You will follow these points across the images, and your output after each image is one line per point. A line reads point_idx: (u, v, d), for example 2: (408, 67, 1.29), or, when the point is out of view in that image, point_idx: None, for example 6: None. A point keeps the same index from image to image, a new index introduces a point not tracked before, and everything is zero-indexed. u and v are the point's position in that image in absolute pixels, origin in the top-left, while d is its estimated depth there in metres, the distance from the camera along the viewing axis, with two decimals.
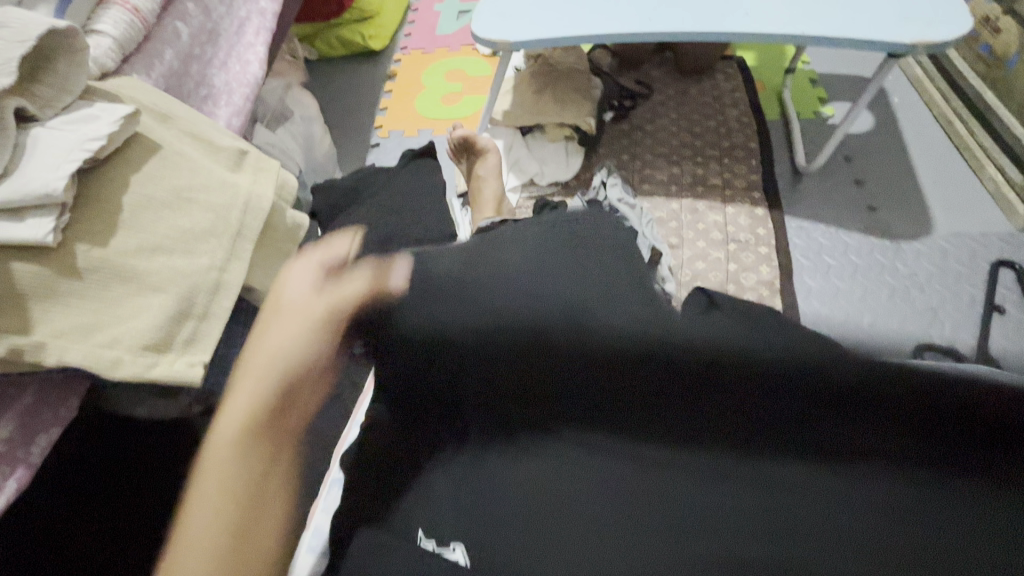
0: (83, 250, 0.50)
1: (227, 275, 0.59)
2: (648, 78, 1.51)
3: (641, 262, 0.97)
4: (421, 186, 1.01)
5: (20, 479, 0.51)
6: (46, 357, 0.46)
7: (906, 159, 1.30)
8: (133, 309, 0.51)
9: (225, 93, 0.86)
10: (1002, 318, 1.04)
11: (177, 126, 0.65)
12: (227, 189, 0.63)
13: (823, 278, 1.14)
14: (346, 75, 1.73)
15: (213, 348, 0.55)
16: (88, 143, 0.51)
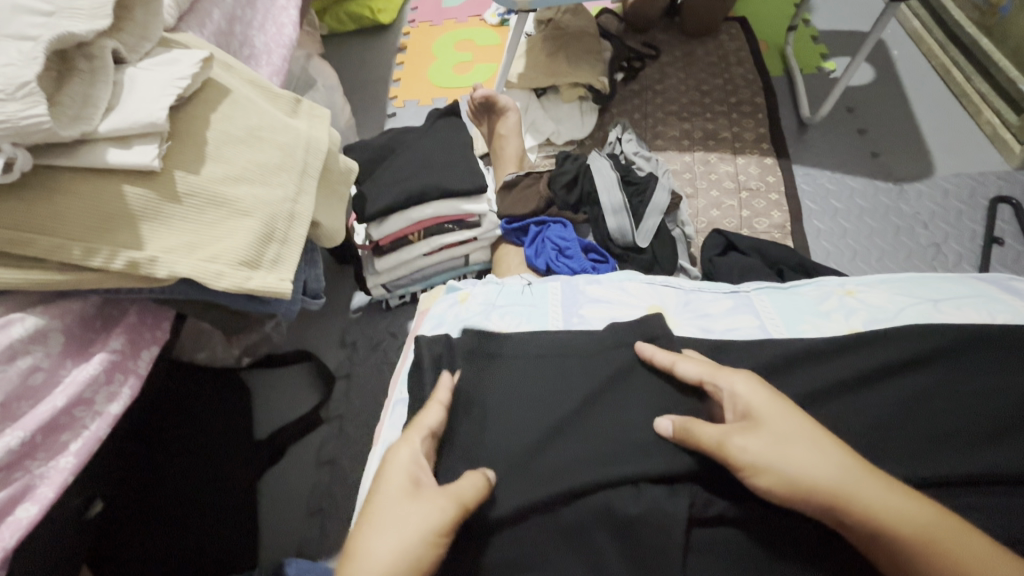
0: (179, 177, 0.55)
1: (299, 206, 0.64)
2: (655, 41, 1.56)
3: (662, 205, 1.03)
4: (450, 141, 1.06)
5: (133, 386, 0.57)
6: (159, 269, 0.52)
7: (907, 108, 1.35)
8: (227, 231, 0.57)
9: (267, 54, 0.90)
10: (1002, 249, 1.11)
11: (238, 74, 0.70)
12: (290, 131, 0.68)
13: (832, 221, 1.20)
14: (358, 50, 1.76)
15: (295, 269, 0.60)
16: (177, 81, 0.56)
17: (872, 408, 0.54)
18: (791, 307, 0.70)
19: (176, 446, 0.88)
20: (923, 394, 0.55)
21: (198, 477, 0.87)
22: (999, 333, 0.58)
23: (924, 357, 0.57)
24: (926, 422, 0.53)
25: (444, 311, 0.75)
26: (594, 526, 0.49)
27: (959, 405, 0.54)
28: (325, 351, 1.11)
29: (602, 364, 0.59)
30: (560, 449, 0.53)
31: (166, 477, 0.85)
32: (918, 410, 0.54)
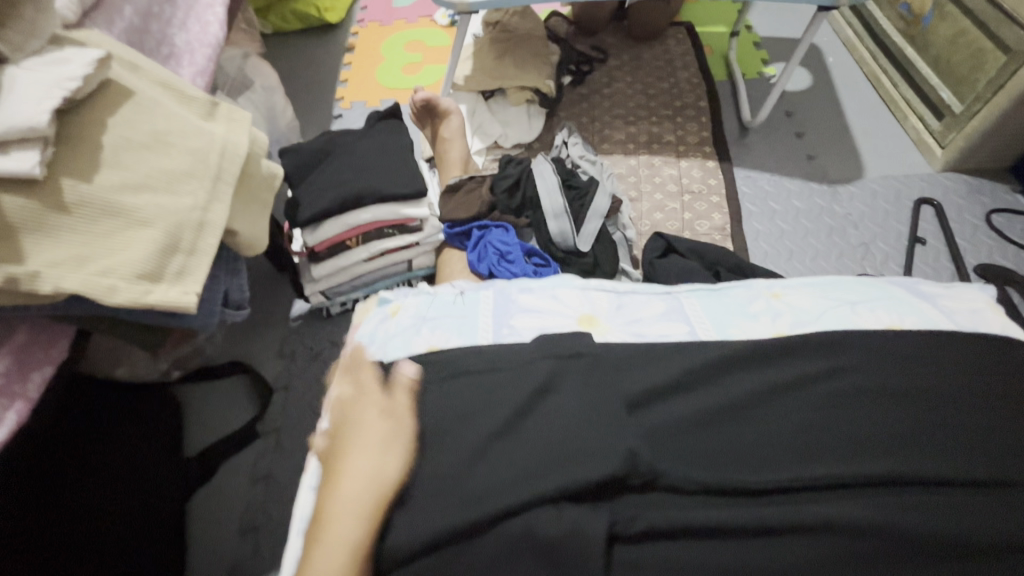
0: (68, 186, 0.52)
1: (211, 215, 0.61)
2: (603, 44, 1.57)
3: (602, 209, 1.04)
4: (389, 144, 1.04)
5: (21, 412, 0.53)
6: (43, 284, 0.49)
7: (840, 113, 1.41)
8: (124, 243, 0.53)
9: (188, 53, 0.86)
10: (924, 248, 1.16)
11: (146, 75, 0.66)
12: (202, 135, 0.64)
13: (770, 223, 1.23)
14: (304, 49, 1.71)
15: (203, 282, 0.57)
16: (65, 83, 0.53)
17: (799, 413, 0.53)
18: (721, 310, 0.71)
19: (90, 462, 0.81)
20: (854, 395, 0.54)
21: (115, 493, 0.80)
22: (921, 338, 0.59)
23: (846, 359, 0.57)
24: (852, 423, 0.52)
25: (375, 327, 0.73)
26: (516, 552, 0.46)
27: (885, 405, 0.53)
28: (262, 361, 1.07)
29: (527, 377, 0.56)
30: (488, 467, 0.50)
31: (80, 486, 0.79)
32: (844, 411, 0.53)
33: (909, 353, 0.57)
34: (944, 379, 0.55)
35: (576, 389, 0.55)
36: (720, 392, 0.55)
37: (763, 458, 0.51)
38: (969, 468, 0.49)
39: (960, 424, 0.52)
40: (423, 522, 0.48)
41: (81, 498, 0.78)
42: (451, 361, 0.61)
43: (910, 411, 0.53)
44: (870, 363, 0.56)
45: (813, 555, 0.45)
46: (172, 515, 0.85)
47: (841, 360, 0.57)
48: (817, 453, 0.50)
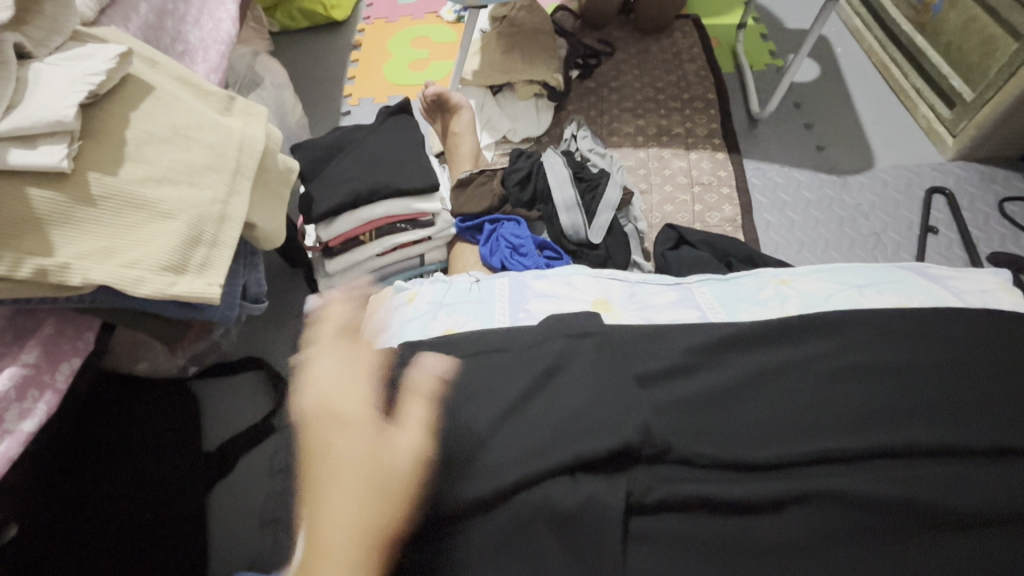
0: (94, 179, 0.53)
1: (231, 208, 0.61)
2: (610, 38, 1.57)
3: (614, 202, 1.04)
4: (401, 139, 1.04)
5: (51, 402, 0.54)
6: (71, 276, 0.49)
7: (849, 104, 1.40)
8: (148, 235, 0.54)
9: (202, 50, 0.87)
10: (936, 237, 1.16)
11: (164, 71, 0.67)
12: (221, 130, 0.65)
13: (780, 214, 1.23)
14: (311, 47, 1.72)
15: (225, 273, 0.58)
16: (89, 77, 0.53)
17: (811, 388, 0.54)
18: (730, 297, 0.71)
19: (113, 461, 0.83)
20: (867, 372, 0.54)
21: (137, 488, 0.83)
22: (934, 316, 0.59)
23: (856, 337, 0.57)
24: (864, 396, 0.53)
25: (391, 313, 0.73)
26: (529, 528, 0.47)
27: (900, 380, 0.53)
28: (277, 356, 1.08)
29: (538, 359, 0.57)
30: (504, 445, 0.51)
31: (100, 474, 0.82)
32: (854, 386, 0.53)
33: (918, 327, 0.58)
34: (959, 354, 0.55)
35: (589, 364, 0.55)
36: (733, 370, 0.56)
37: (777, 432, 0.51)
38: (983, 439, 0.49)
39: (975, 397, 0.52)
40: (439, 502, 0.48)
41: (104, 496, 0.80)
42: (463, 345, 0.60)
43: (922, 382, 0.53)
44: (882, 339, 0.57)
45: (825, 525, 0.46)
46: (194, 505, 0.86)
47: (850, 337, 0.57)
48: (832, 427, 0.51)
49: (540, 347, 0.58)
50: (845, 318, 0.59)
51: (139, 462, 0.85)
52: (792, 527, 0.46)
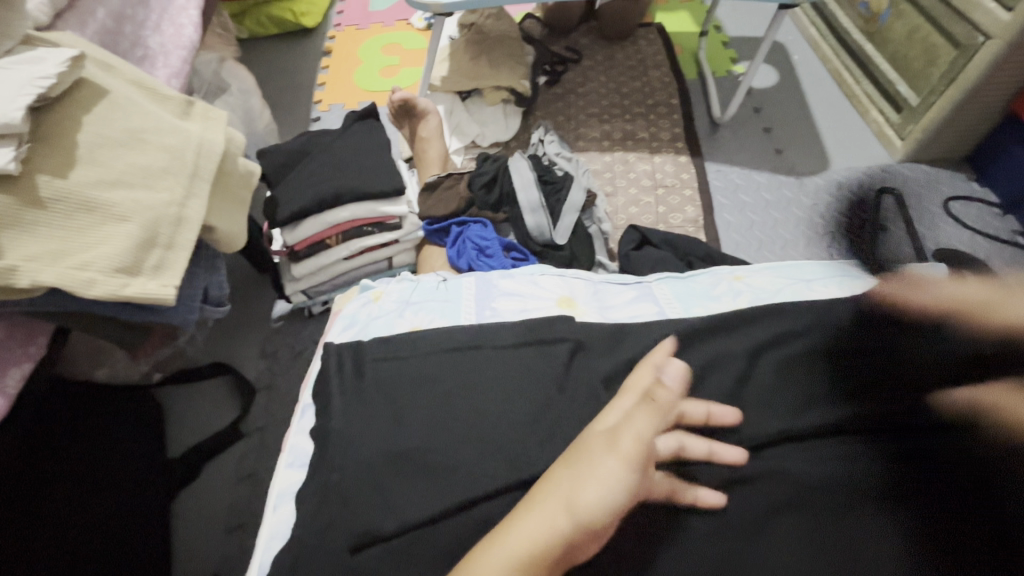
0: (44, 182, 0.53)
1: (188, 210, 0.62)
2: (577, 45, 1.60)
3: (578, 204, 1.06)
4: (367, 144, 1.05)
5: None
6: (20, 278, 0.49)
7: (806, 108, 1.46)
8: (101, 237, 0.54)
9: (163, 55, 0.87)
10: (886, 235, 1.21)
11: (120, 75, 0.67)
12: (179, 133, 0.65)
13: (741, 214, 1.27)
14: (281, 54, 1.72)
15: (180, 275, 0.58)
16: (39, 81, 0.54)
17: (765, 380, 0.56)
18: (687, 294, 0.74)
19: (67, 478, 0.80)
20: (811, 359, 0.57)
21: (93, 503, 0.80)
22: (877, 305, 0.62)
23: (800, 325, 0.60)
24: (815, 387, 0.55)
25: (357, 309, 0.73)
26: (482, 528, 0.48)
27: (841, 364, 0.56)
28: (244, 362, 1.07)
29: (498, 359, 0.58)
30: (466, 439, 0.52)
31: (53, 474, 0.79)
32: (799, 372, 0.56)
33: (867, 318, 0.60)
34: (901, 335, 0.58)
35: (541, 366, 0.57)
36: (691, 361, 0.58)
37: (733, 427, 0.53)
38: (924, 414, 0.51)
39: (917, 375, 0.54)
40: (410, 498, 0.49)
41: (57, 517, 0.77)
42: (428, 338, 0.61)
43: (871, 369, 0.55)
44: (827, 326, 0.59)
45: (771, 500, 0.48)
46: (151, 524, 0.85)
47: (804, 327, 0.60)
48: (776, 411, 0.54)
49: (502, 347, 0.59)
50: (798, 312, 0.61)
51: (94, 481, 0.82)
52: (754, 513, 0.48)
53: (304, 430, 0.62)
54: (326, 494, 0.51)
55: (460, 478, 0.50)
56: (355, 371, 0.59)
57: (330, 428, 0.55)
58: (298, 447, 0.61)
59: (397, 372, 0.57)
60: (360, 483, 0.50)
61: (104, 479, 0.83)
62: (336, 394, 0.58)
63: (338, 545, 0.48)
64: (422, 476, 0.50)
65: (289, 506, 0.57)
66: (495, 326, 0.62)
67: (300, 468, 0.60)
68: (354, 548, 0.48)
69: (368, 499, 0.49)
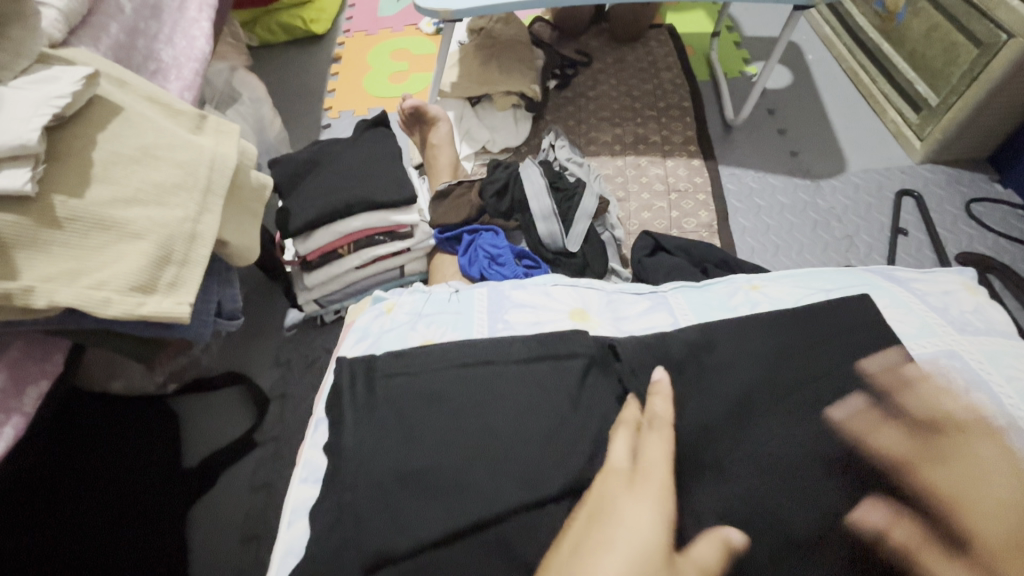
0: (59, 202, 0.53)
1: (201, 226, 0.62)
2: (587, 48, 1.59)
3: (590, 210, 1.05)
4: (378, 152, 1.05)
5: (17, 427, 0.54)
6: (36, 299, 0.49)
7: (822, 109, 1.44)
8: (117, 256, 0.54)
9: (176, 68, 0.87)
10: (906, 239, 1.18)
11: (133, 91, 0.67)
12: (191, 149, 0.65)
13: (756, 218, 1.25)
14: (291, 61, 1.72)
15: (195, 292, 0.58)
16: (54, 101, 0.54)
17: (800, 424, 0.52)
18: (704, 304, 0.72)
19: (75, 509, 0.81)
20: (831, 377, 0.55)
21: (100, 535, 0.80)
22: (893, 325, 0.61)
23: (820, 342, 0.58)
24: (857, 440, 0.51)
25: (369, 322, 0.73)
26: (498, 553, 0.47)
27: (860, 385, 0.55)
28: (257, 371, 1.08)
29: (512, 377, 0.57)
30: (480, 460, 0.51)
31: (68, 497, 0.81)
32: (819, 392, 0.54)
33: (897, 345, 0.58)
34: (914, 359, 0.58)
35: (555, 384, 0.56)
36: (710, 380, 0.56)
37: (773, 491, 0.49)
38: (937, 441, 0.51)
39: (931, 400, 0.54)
40: (425, 521, 0.48)
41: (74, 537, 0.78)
42: (442, 352, 0.60)
43: (915, 431, 0.52)
44: (845, 344, 0.58)
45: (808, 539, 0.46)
46: (163, 542, 0.84)
47: (827, 346, 0.58)
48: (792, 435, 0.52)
49: (516, 363, 0.59)
50: (823, 331, 0.59)
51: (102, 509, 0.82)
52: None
53: (318, 444, 0.62)
54: (341, 514, 0.51)
55: (475, 500, 0.49)
56: (368, 387, 0.58)
57: (344, 446, 0.55)
58: (311, 461, 0.61)
59: (410, 390, 0.57)
60: (374, 505, 0.50)
61: (119, 497, 0.84)
62: (350, 411, 0.57)
63: (355, 567, 0.47)
64: (437, 498, 0.49)
65: (303, 522, 0.57)
66: (509, 340, 0.61)
67: (314, 484, 0.59)
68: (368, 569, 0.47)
69: (378, 522, 0.49)
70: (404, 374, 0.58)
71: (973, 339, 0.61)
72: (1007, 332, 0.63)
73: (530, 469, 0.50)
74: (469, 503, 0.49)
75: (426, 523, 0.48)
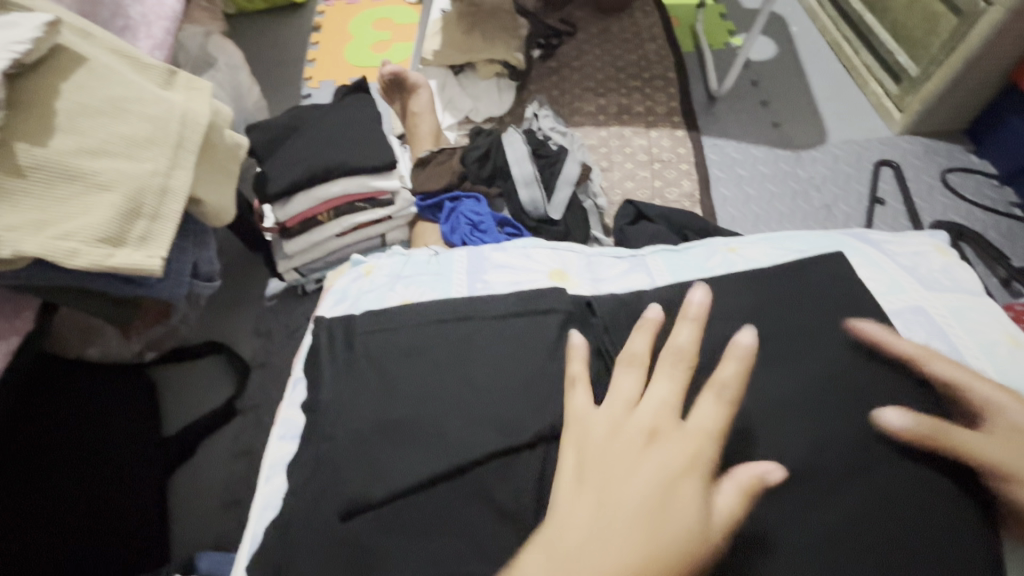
0: (22, 150, 0.51)
1: (173, 181, 0.60)
2: (572, 18, 1.57)
3: (572, 177, 1.05)
4: (358, 118, 1.03)
5: None
6: (1, 248, 0.48)
7: (804, 81, 1.44)
8: (84, 207, 0.53)
9: (145, 25, 0.84)
10: (883, 208, 1.20)
11: (99, 43, 0.65)
12: (161, 103, 0.63)
13: (737, 188, 1.26)
14: (269, 29, 1.67)
15: (167, 246, 0.57)
16: (14, 45, 0.52)
17: (779, 365, 0.53)
18: (681, 266, 0.73)
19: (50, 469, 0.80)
20: (803, 332, 0.55)
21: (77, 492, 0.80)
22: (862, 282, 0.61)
23: (792, 299, 0.58)
24: (833, 376, 0.52)
25: (348, 284, 0.72)
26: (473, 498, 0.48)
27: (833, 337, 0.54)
28: (238, 341, 1.07)
29: (490, 332, 0.57)
30: (457, 412, 0.51)
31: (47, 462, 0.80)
32: (792, 345, 0.54)
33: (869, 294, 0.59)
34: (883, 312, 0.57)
35: (530, 338, 0.57)
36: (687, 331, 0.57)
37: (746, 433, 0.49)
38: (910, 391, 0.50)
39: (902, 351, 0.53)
40: (400, 469, 0.49)
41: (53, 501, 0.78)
42: (420, 309, 0.60)
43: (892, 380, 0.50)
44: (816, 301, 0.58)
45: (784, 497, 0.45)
46: (142, 502, 0.84)
47: (802, 296, 0.59)
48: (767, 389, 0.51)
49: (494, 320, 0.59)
50: (800, 283, 0.60)
51: (79, 469, 0.82)
52: (781, 536, 0.44)
53: (297, 402, 0.62)
54: (319, 463, 0.51)
55: (451, 449, 0.49)
56: (347, 345, 0.59)
57: (321, 400, 0.55)
58: (290, 418, 0.61)
59: (388, 347, 0.57)
60: (351, 455, 0.50)
61: (99, 462, 0.84)
62: (329, 366, 0.57)
63: (332, 513, 0.48)
64: (413, 448, 0.50)
65: (281, 476, 0.57)
66: (488, 297, 0.61)
67: (292, 440, 0.60)
68: (344, 517, 0.47)
69: (355, 472, 0.49)
70: (383, 332, 0.59)
71: (938, 296, 0.63)
72: (972, 290, 0.65)
73: (507, 419, 0.51)
74: (444, 453, 0.49)
75: (401, 473, 0.48)
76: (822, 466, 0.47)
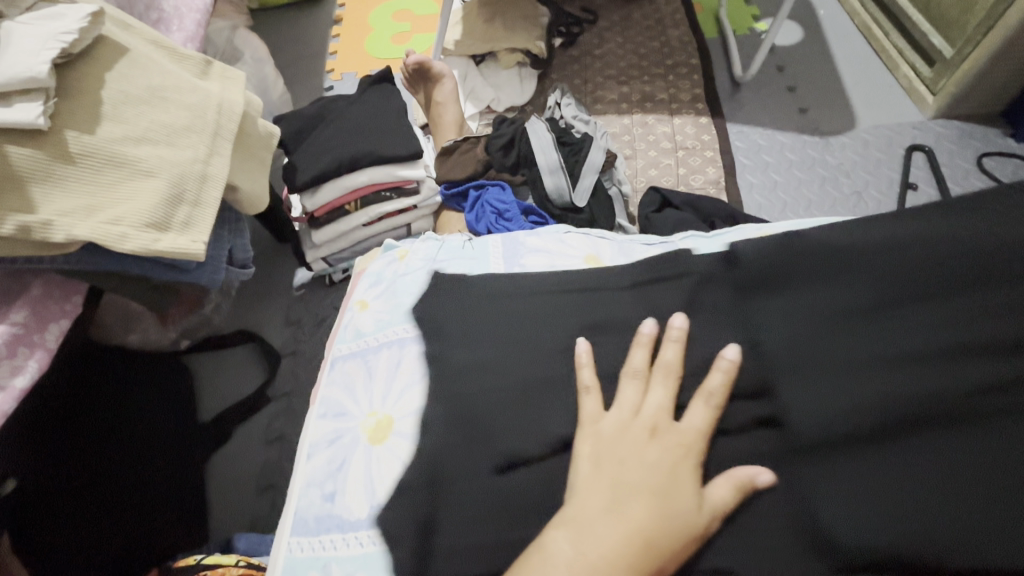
0: (71, 137, 0.53)
1: (212, 168, 0.62)
2: (593, 6, 1.55)
3: (597, 164, 1.05)
4: (383, 108, 1.04)
5: (40, 361, 0.56)
6: (55, 232, 0.50)
7: (832, 65, 1.41)
8: (130, 193, 0.55)
9: (178, 18, 0.86)
10: (916, 194, 1.17)
11: (138, 34, 0.66)
12: (199, 92, 0.65)
13: (763, 175, 1.24)
14: (291, 24, 1.69)
15: (209, 232, 0.59)
16: (62, 36, 0.53)
17: (836, 340, 0.47)
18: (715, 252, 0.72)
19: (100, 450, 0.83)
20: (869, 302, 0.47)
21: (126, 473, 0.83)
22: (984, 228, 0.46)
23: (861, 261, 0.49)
24: (897, 346, 0.44)
25: (383, 268, 0.73)
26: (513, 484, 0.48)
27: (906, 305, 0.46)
28: (268, 329, 1.09)
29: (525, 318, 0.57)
30: (493, 396, 0.51)
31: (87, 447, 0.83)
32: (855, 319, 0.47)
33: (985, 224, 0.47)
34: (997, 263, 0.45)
35: (570, 316, 0.55)
36: (736, 302, 0.52)
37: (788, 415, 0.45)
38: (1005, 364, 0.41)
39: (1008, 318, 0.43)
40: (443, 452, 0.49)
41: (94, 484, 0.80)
42: (455, 294, 0.60)
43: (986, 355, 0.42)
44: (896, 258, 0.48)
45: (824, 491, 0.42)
46: (181, 486, 0.87)
47: (862, 240, 0.50)
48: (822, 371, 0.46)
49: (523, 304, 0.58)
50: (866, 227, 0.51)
51: (126, 451, 0.85)
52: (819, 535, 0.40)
53: (334, 383, 0.63)
54: None
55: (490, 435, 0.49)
56: None
57: None
58: (328, 399, 0.62)
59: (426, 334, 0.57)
60: None
61: (137, 448, 0.86)
62: None
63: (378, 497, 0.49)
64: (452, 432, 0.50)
65: (322, 455, 0.58)
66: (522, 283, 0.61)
67: (330, 420, 0.60)
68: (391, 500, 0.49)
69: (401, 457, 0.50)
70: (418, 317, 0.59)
71: None
72: None
73: (544, 404, 0.51)
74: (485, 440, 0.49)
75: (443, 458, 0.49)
76: (860, 443, 0.42)
